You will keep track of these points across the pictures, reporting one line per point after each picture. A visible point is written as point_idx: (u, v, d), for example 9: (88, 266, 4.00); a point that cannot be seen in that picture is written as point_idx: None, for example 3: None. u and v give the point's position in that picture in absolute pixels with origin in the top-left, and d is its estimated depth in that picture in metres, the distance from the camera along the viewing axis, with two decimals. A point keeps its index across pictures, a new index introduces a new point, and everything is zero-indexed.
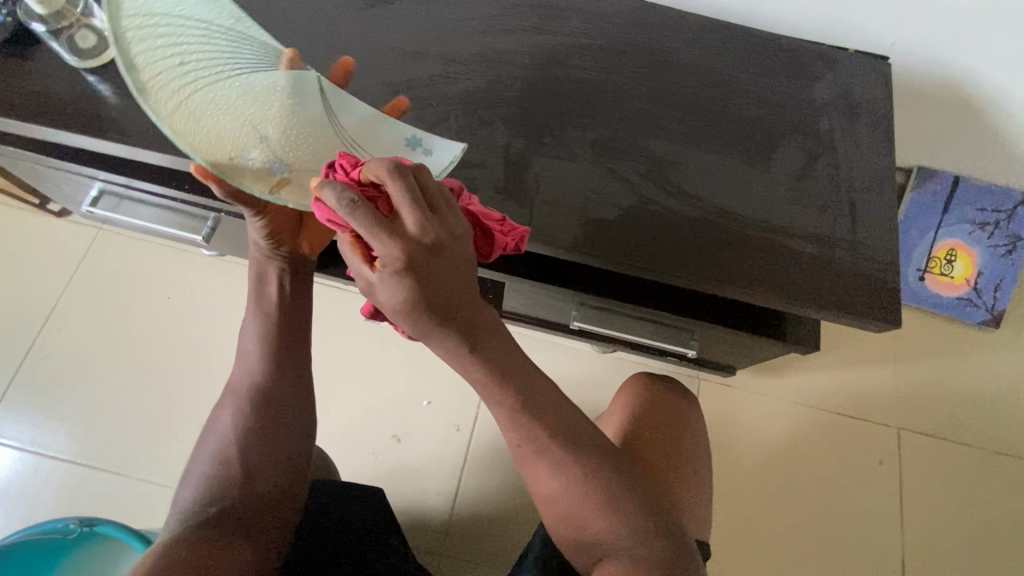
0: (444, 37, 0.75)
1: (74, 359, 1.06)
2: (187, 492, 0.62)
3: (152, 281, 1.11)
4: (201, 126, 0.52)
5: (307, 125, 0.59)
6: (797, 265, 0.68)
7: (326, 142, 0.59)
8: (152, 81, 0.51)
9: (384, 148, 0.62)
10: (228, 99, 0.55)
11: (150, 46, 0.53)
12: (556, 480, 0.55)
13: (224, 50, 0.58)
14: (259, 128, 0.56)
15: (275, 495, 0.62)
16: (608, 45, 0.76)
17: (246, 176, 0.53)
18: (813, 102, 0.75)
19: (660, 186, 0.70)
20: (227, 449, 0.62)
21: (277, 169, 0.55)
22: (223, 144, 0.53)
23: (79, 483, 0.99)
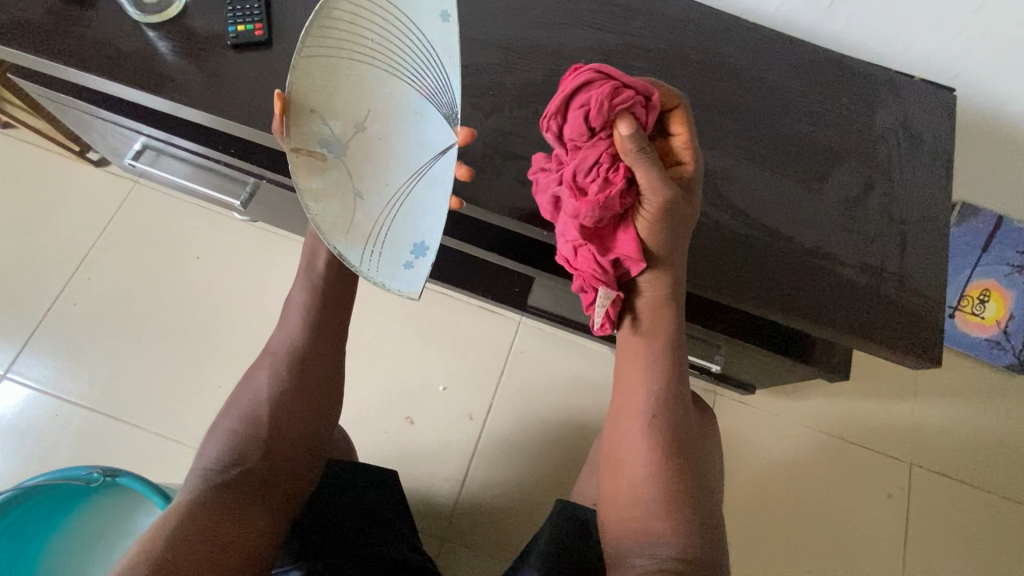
0: (506, 26, 0.74)
1: (101, 308, 1.08)
2: (213, 447, 0.63)
3: (184, 240, 1.12)
4: (321, 85, 0.55)
5: (372, 164, 0.58)
6: (842, 294, 0.67)
7: (372, 178, 0.58)
8: (325, 33, 0.55)
9: (403, 220, 0.59)
10: (366, 96, 0.57)
11: (358, 16, 0.56)
12: (641, 449, 0.62)
13: (406, 72, 0.58)
14: (362, 126, 0.57)
15: (297, 458, 0.65)
16: (671, 50, 0.75)
17: (303, 137, 0.55)
18: (874, 128, 0.74)
19: (709, 198, 0.69)
20: (255, 410, 0.64)
21: (327, 152, 0.56)
22: (319, 101, 0.56)
23: (95, 430, 1.01)
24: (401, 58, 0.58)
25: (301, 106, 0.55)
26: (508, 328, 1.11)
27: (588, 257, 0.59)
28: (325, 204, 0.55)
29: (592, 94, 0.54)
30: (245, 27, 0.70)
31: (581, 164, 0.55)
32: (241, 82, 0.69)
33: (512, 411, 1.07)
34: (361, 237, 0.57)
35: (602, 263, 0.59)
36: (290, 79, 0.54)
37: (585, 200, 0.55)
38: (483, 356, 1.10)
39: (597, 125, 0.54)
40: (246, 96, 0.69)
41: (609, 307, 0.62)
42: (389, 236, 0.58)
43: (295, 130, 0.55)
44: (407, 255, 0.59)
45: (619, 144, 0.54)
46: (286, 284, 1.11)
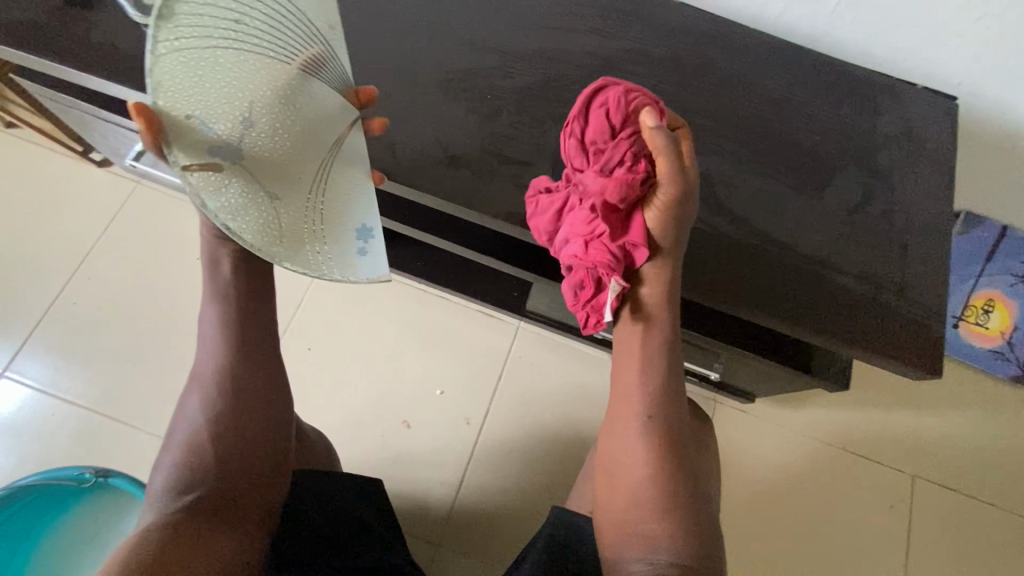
0: (507, 31, 0.74)
1: (99, 308, 1.08)
2: (159, 480, 0.59)
3: (183, 240, 1.13)
4: (191, 77, 0.42)
5: (286, 154, 0.46)
6: (841, 302, 0.66)
7: (284, 174, 0.46)
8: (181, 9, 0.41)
9: (341, 205, 0.49)
10: (250, 74, 0.45)
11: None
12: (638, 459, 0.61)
13: (291, 35, 0.49)
14: (250, 112, 0.45)
15: (254, 475, 0.61)
16: (672, 56, 0.75)
17: (189, 148, 0.41)
18: (875, 135, 0.73)
19: (708, 204, 0.68)
20: (198, 435, 0.60)
21: (222, 159, 0.42)
22: (193, 96, 0.42)
23: (91, 430, 1.01)
24: (280, 21, 0.48)
25: (171, 110, 0.41)
26: (507, 332, 1.11)
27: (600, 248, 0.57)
28: (237, 219, 0.42)
29: (610, 95, 0.58)
30: None
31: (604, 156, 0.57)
32: None
33: (509, 416, 1.06)
34: (301, 242, 0.45)
35: (614, 252, 0.57)
36: (149, 80, 0.40)
37: (612, 179, 0.56)
38: (480, 360, 1.09)
39: (619, 121, 0.57)
40: None
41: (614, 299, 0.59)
42: (329, 235, 0.47)
43: (176, 142, 0.41)
44: (357, 242, 0.49)
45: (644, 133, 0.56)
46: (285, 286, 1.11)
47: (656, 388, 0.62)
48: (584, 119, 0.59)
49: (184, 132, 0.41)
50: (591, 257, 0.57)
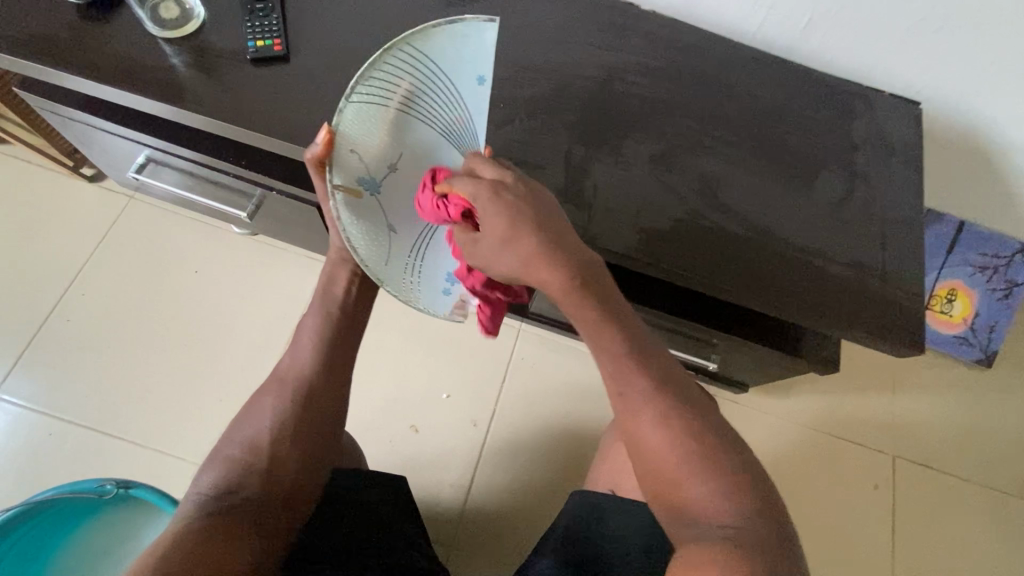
0: (515, 44, 0.78)
1: (94, 324, 1.06)
2: (209, 475, 0.60)
3: (181, 254, 1.12)
4: (367, 126, 0.55)
5: (405, 195, 0.61)
6: (832, 288, 0.72)
7: (403, 214, 0.61)
8: (372, 78, 0.54)
9: (435, 252, 0.63)
10: (406, 138, 0.58)
11: (406, 67, 0.55)
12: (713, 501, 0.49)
13: (441, 119, 0.58)
14: (395, 166, 0.59)
15: (309, 474, 0.65)
16: (667, 67, 0.80)
17: (344, 175, 0.56)
18: (852, 137, 0.80)
19: (710, 204, 0.73)
20: (261, 432, 0.62)
21: (364, 190, 0.58)
22: (361, 141, 0.56)
23: (88, 448, 0.98)
24: (442, 109, 0.58)
25: (343, 149, 0.55)
26: (509, 335, 1.14)
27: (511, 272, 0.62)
28: (360, 233, 0.58)
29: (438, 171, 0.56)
30: (264, 42, 0.72)
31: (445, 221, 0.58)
32: (260, 95, 0.71)
33: (514, 417, 1.09)
34: (399, 268, 0.61)
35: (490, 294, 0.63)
36: (338, 117, 0.54)
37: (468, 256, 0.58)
38: (484, 363, 1.12)
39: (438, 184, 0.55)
40: (265, 108, 0.70)
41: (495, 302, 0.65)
42: (425, 266, 0.63)
43: (336, 167, 0.55)
44: (444, 283, 0.64)
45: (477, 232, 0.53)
46: (288, 296, 1.11)
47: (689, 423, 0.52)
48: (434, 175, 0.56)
49: (345, 163, 0.56)
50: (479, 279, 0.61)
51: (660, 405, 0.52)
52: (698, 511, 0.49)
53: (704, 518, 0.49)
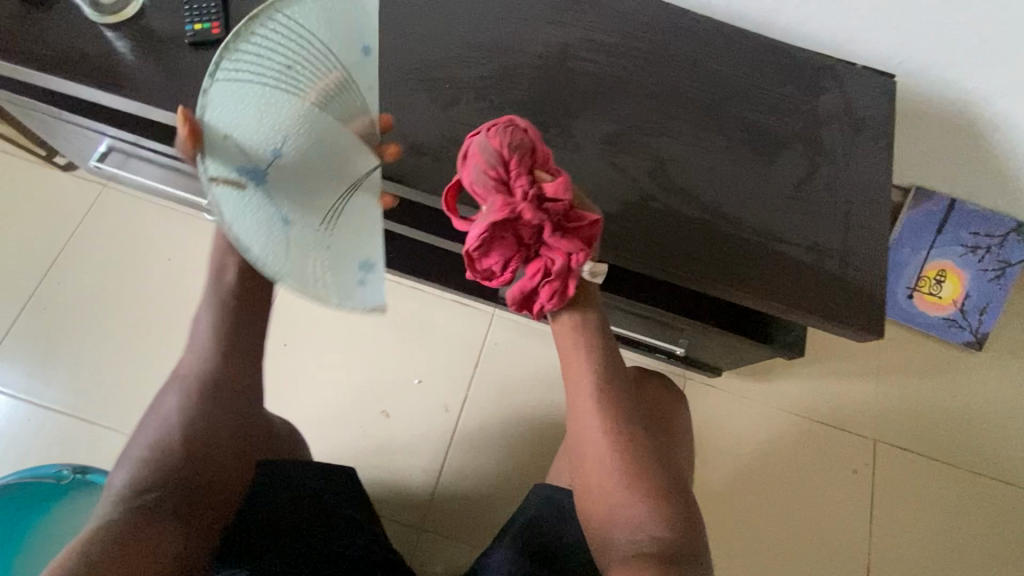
0: (464, 22, 0.75)
1: (71, 313, 1.07)
2: (122, 474, 0.57)
3: (155, 242, 1.13)
4: (240, 106, 0.45)
5: (311, 181, 0.48)
6: (790, 271, 0.69)
7: (307, 210, 0.47)
8: (241, 46, 0.45)
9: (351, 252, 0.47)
10: (290, 111, 0.47)
11: (273, 32, 0.47)
12: (616, 495, 0.62)
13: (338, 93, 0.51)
14: (275, 145, 0.45)
15: (232, 463, 0.63)
16: (624, 42, 0.77)
17: (221, 160, 0.43)
18: (819, 113, 0.77)
19: (664, 186, 0.71)
20: (167, 428, 0.58)
21: (248, 180, 0.43)
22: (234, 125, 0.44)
23: (68, 434, 1.01)
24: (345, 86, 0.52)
25: (216, 134, 0.43)
26: (482, 321, 1.13)
27: (474, 246, 0.57)
28: (256, 234, 0.42)
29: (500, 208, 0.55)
30: (202, 25, 0.71)
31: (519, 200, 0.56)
32: (201, 80, 0.70)
33: (485, 403, 1.09)
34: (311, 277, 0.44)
35: (566, 276, 0.59)
36: (203, 103, 0.43)
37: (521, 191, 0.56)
38: (456, 349, 1.12)
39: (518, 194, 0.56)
40: None
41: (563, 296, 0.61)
42: (336, 271, 0.46)
43: (211, 152, 0.43)
44: (357, 274, 0.47)
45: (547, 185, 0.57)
46: None
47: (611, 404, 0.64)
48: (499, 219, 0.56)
49: (222, 151, 0.43)
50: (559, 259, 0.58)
51: (610, 420, 0.63)
52: (625, 510, 0.61)
53: (632, 518, 0.60)
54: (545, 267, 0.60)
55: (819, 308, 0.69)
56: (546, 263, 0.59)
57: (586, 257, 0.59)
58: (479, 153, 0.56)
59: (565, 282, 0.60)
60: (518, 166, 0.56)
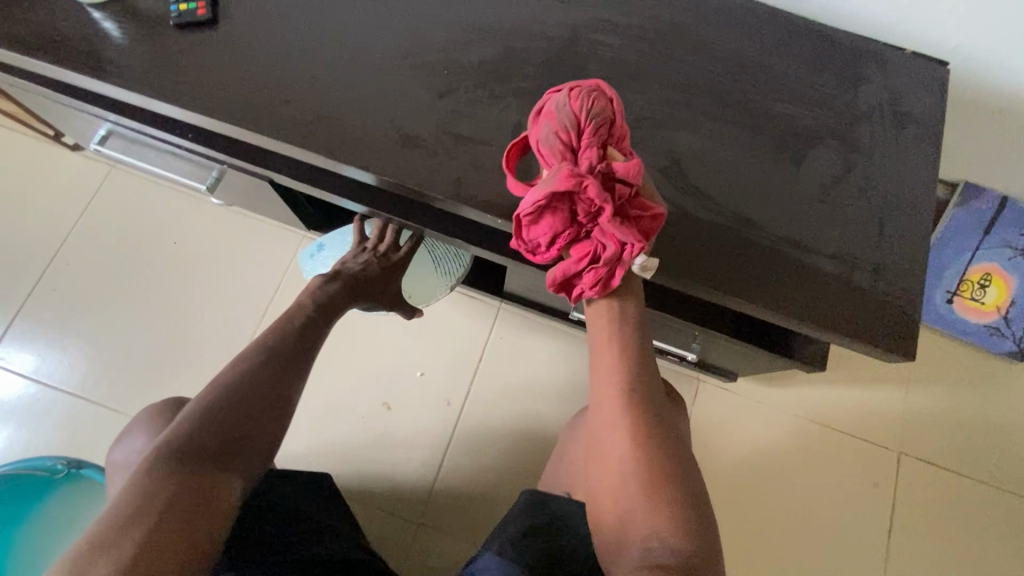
0: (466, 3, 0.70)
1: (79, 295, 1.08)
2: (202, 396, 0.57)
3: (160, 225, 1.12)
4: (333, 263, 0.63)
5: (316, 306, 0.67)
6: (814, 283, 0.63)
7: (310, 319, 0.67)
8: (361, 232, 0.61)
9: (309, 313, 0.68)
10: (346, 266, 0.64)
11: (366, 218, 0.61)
12: (631, 505, 0.52)
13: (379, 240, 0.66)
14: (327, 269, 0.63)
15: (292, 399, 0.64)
16: (640, 23, 0.70)
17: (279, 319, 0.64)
18: (857, 105, 0.69)
19: (679, 186, 0.65)
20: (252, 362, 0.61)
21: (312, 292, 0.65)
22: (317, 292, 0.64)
23: (76, 416, 1.02)
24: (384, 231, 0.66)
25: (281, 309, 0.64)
26: (487, 314, 1.10)
27: (528, 208, 0.53)
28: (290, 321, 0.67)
29: (563, 178, 0.52)
30: (187, 5, 0.68)
31: (581, 175, 0.53)
32: (186, 64, 0.66)
33: (488, 398, 1.06)
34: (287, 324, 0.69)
35: (612, 261, 0.54)
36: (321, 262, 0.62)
37: (585, 166, 0.53)
38: (461, 342, 1.09)
39: (586, 166, 0.53)
40: (191, 77, 0.66)
41: (603, 284, 0.56)
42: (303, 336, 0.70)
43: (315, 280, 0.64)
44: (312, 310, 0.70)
45: (614, 164, 0.53)
46: (262, 269, 1.10)
47: (636, 396, 0.55)
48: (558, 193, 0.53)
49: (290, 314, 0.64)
50: (609, 242, 0.53)
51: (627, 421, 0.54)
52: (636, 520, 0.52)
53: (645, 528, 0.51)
54: (594, 253, 0.55)
55: (845, 324, 0.62)
56: (596, 248, 0.54)
57: (641, 250, 0.53)
58: (557, 114, 0.55)
59: (612, 272, 0.55)
60: (592, 134, 0.54)
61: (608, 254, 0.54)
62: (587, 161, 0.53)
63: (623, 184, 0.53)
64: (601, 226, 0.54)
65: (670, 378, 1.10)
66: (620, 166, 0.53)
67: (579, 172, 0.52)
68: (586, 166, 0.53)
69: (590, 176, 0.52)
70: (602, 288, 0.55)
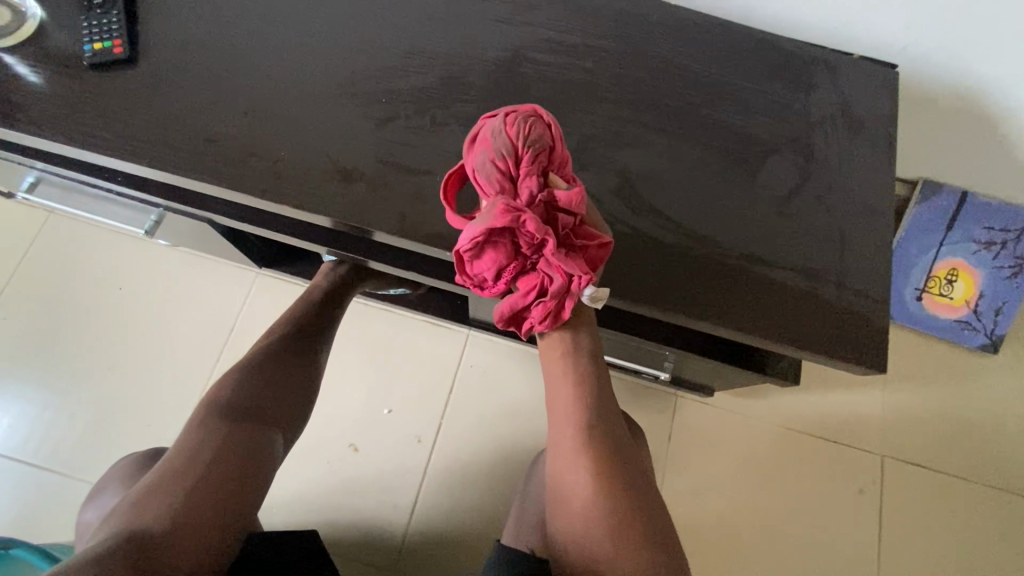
0: (405, 28, 0.67)
1: (16, 352, 1.01)
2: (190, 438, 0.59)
3: (104, 271, 1.06)
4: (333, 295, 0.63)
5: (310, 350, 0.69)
6: (779, 298, 0.61)
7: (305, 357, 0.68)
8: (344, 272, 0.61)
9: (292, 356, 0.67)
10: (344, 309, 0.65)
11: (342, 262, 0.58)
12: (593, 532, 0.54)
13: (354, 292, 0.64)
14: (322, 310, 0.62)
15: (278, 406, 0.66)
16: (586, 41, 0.68)
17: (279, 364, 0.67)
18: (809, 113, 0.68)
19: (635, 206, 0.63)
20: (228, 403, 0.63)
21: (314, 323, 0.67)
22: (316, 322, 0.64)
23: (15, 483, 0.95)
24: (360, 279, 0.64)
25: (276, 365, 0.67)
26: (456, 343, 1.06)
27: (467, 244, 0.51)
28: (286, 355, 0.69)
29: (503, 212, 0.50)
30: (103, 43, 0.63)
31: (522, 207, 0.51)
32: (105, 106, 0.62)
33: (461, 432, 1.02)
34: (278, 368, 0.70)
35: (560, 293, 0.54)
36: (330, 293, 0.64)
37: (527, 196, 0.51)
38: (430, 374, 1.04)
39: (527, 198, 0.51)
40: (112, 120, 0.61)
41: (553, 314, 0.55)
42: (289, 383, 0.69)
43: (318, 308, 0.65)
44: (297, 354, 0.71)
45: (556, 194, 0.52)
46: (216, 310, 1.04)
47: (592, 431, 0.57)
48: (499, 226, 0.51)
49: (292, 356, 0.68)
50: (556, 275, 0.53)
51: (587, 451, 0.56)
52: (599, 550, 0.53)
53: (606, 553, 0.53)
54: (540, 285, 0.54)
55: (814, 339, 0.60)
56: (543, 281, 0.53)
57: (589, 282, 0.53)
58: (492, 142, 0.52)
59: (562, 303, 0.55)
60: (531, 163, 0.51)
61: (556, 286, 0.53)
62: (528, 192, 0.51)
63: (567, 214, 0.52)
64: (546, 258, 0.53)
65: (647, 396, 1.08)
66: (562, 195, 0.52)
67: (519, 205, 0.51)
68: (527, 196, 0.51)
69: (531, 207, 0.51)
70: (552, 319, 0.56)
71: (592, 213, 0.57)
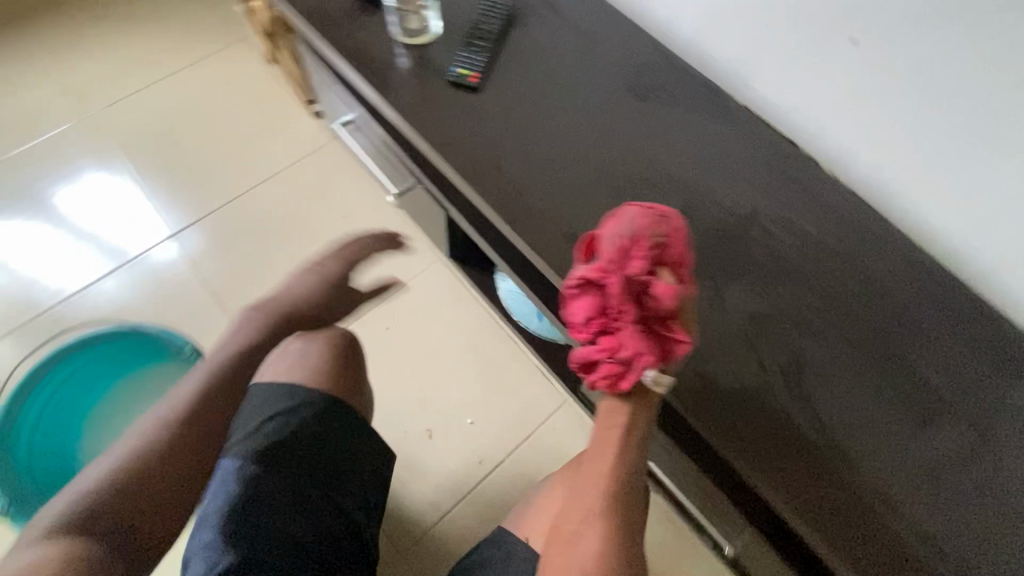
0: (674, 155, 0.80)
1: (258, 221, 1.31)
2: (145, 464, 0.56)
3: (342, 198, 1.33)
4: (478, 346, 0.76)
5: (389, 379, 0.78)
6: (885, 546, 0.61)
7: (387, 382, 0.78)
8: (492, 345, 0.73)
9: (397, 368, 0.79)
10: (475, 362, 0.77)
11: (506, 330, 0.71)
12: None
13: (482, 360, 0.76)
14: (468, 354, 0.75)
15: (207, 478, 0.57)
16: (818, 232, 0.75)
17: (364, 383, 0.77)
18: (1012, 401, 0.66)
19: (790, 388, 0.68)
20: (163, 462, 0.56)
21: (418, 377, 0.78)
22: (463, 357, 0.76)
23: (205, 308, 1.23)
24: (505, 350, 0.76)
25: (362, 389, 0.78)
26: (554, 400, 1.14)
27: (573, 288, 0.63)
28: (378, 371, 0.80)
29: (613, 283, 0.60)
30: (465, 72, 0.85)
31: (629, 286, 0.60)
32: (441, 110, 0.83)
33: (516, 476, 1.08)
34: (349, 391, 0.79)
35: (622, 359, 0.62)
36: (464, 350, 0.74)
37: (635, 278, 0.60)
38: (518, 413, 1.13)
39: (632, 276, 0.60)
40: (441, 123, 0.82)
41: (611, 373, 0.64)
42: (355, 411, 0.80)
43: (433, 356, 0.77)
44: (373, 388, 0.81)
45: (659, 285, 0.60)
46: (396, 268, 1.25)
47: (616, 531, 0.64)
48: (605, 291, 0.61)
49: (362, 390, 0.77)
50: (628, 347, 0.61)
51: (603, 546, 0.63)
52: None
53: None
54: (612, 348, 0.63)
55: None
56: (615, 345, 0.62)
57: (653, 363, 0.61)
58: (624, 222, 0.62)
59: (625, 371, 0.63)
60: (645, 251, 0.60)
61: (621, 352, 0.62)
62: (639, 274, 0.60)
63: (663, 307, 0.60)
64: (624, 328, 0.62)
65: (695, 556, 1.04)
66: (664, 288, 0.59)
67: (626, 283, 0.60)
68: (637, 277, 0.60)
69: (633, 287, 0.60)
70: (608, 377, 0.64)
71: (687, 307, 0.64)
